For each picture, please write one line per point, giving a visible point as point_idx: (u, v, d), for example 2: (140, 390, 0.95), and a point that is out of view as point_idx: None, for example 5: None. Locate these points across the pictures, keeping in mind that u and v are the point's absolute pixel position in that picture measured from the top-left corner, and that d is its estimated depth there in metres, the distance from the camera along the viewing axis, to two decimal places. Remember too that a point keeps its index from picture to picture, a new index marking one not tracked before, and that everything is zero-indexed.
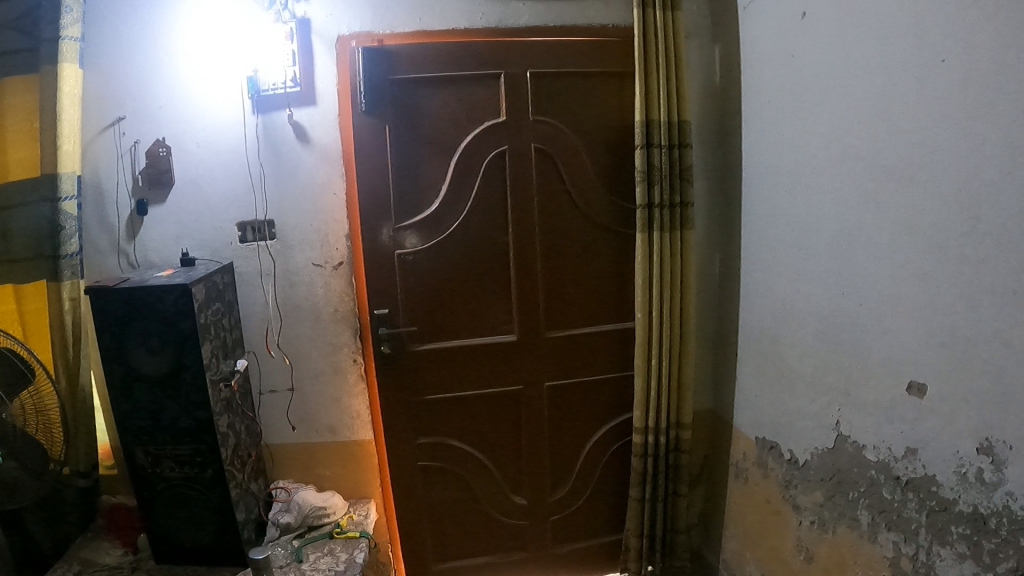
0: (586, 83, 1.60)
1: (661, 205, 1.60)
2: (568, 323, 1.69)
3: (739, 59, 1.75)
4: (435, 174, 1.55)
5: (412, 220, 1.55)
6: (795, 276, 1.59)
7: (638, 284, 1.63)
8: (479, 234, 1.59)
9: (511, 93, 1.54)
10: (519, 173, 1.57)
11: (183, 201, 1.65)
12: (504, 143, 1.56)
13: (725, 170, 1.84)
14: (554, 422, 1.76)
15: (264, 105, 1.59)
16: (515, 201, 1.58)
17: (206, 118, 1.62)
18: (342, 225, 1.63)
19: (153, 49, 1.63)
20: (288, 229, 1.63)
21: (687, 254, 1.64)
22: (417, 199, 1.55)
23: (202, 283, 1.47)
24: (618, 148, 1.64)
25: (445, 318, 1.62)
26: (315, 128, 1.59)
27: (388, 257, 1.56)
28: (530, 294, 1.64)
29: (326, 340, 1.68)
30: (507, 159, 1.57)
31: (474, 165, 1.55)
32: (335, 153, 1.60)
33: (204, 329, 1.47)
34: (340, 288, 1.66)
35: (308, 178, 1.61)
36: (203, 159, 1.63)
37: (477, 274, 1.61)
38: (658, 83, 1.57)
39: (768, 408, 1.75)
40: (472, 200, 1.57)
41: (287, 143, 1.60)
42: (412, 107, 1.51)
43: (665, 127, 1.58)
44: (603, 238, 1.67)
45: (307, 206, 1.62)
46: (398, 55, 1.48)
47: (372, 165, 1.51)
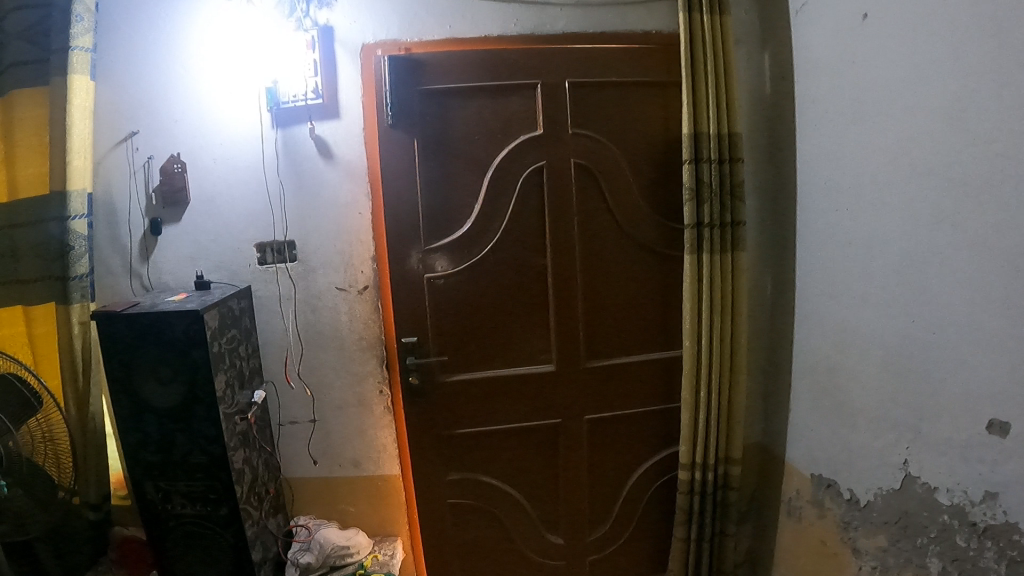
0: (628, 93, 1.48)
1: (711, 225, 1.49)
2: (610, 351, 1.58)
3: (792, 65, 1.62)
4: (467, 193, 1.44)
5: (442, 242, 1.44)
6: (857, 301, 1.47)
7: (687, 309, 1.53)
8: (514, 257, 1.48)
9: (548, 104, 1.43)
10: (558, 191, 1.46)
11: (199, 220, 1.55)
12: (541, 159, 1.44)
13: (778, 186, 1.71)
14: (595, 456, 1.65)
15: (285, 120, 1.48)
16: (553, 221, 1.47)
17: (224, 133, 1.52)
18: (368, 246, 1.50)
19: (169, 60, 1.54)
20: (310, 250, 1.51)
21: (739, 278, 1.54)
22: (447, 219, 1.44)
23: (215, 310, 1.36)
24: (663, 163, 1.53)
25: (479, 347, 1.51)
26: (338, 143, 1.47)
27: (417, 281, 1.45)
28: (569, 321, 1.52)
29: (350, 370, 1.56)
30: (543, 175, 1.45)
31: (509, 183, 1.44)
32: (360, 170, 1.47)
33: (217, 359, 1.36)
34: (364, 314, 1.53)
35: (331, 196, 1.48)
36: (219, 176, 1.53)
37: (513, 300, 1.50)
38: (706, 92, 1.45)
39: (826, 442, 1.63)
40: (507, 220, 1.46)
41: (308, 158, 1.48)
42: (442, 120, 1.40)
43: (715, 140, 1.47)
44: (647, 261, 1.56)
45: (330, 226, 1.49)
46: (426, 64, 1.37)
47: (399, 182, 1.40)
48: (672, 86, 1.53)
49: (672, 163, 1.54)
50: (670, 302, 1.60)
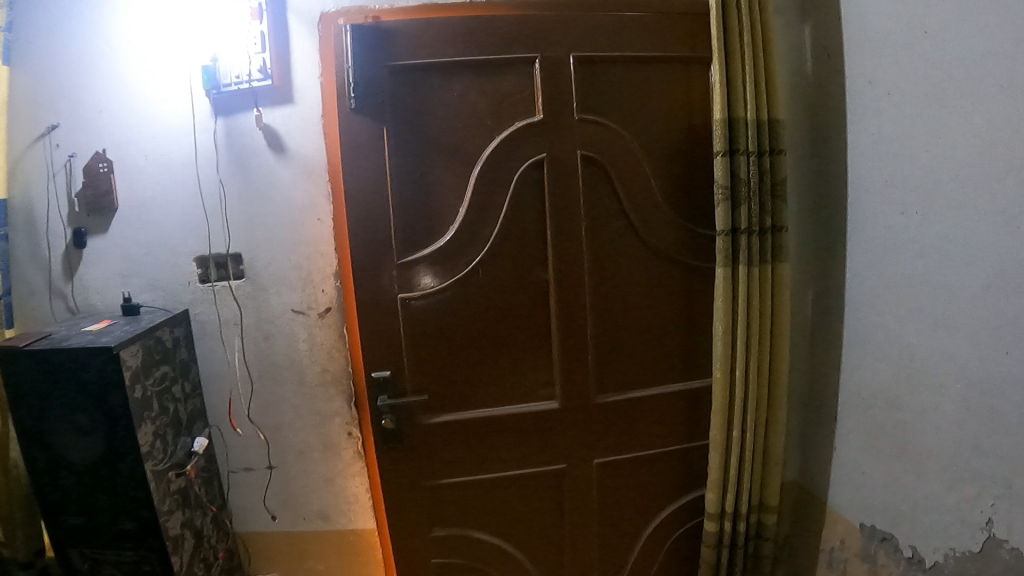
0: (642, 72, 1.24)
1: (749, 231, 1.25)
2: (626, 380, 1.32)
3: (839, 39, 1.36)
4: (449, 193, 1.15)
5: (419, 253, 1.15)
6: (929, 323, 1.20)
7: (719, 332, 1.29)
8: (507, 272, 1.19)
9: (549, 83, 1.15)
10: (562, 190, 1.18)
11: (130, 230, 1.26)
12: (542, 151, 1.16)
13: (822, 184, 1.46)
14: (605, 504, 1.39)
15: (225, 107, 1.19)
16: (557, 227, 1.19)
17: (156, 123, 1.22)
18: (329, 260, 1.21)
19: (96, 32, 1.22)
20: (259, 265, 1.21)
21: (782, 293, 1.31)
22: (425, 225, 1.15)
23: (136, 344, 1.09)
24: (683, 156, 1.28)
25: (468, 382, 1.22)
26: (291, 134, 1.17)
27: (388, 304, 1.15)
28: (575, 349, 1.25)
29: (312, 408, 1.27)
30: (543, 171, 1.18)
31: (503, 180, 1.16)
32: (321, 167, 1.18)
33: (141, 406, 1.09)
34: (325, 343, 1.24)
35: (284, 199, 1.19)
36: (153, 177, 1.24)
37: (507, 325, 1.21)
38: (741, 69, 1.21)
39: (881, 488, 1.38)
40: (500, 227, 1.17)
41: (256, 154, 1.19)
42: (418, 103, 1.12)
43: (753, 128, 1.22)
44: (669, 273, 1.31)
45: (283, 234, 1.20)
46: (399, 32, 1.09)
47: (366, 180, 1.11)
48: (695, 64, 1.28)
49: (697, 156, 1.29)
50: (694, 321, 1.35)
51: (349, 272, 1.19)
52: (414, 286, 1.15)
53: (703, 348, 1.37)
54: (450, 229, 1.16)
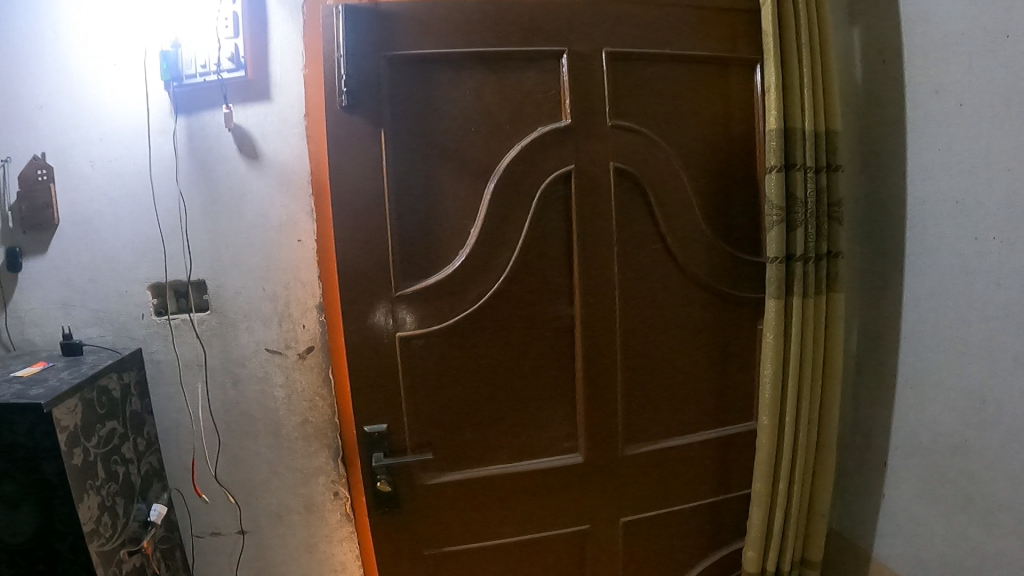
0: (679, 74, 1.08)
1: (804, 257, 1.10)
2: (656, 427, 1.14)
3: (897, 40, 1.20)
4: (458, 212, 0.96)
5: (423, 283, 0.95)
6: (1009, 361, 1.04)
7: (767, 372, 1.12)
8: (524, 306, 1.00)
9: (577, 81, 0.97)
10: (591, 209, 0.99)
11: (73, 251, 1.03)
12: (569, 162, 0.98)
13: (875, 204, 1.29)
14: (629, 570, 1.19)
15: (187, 103, 0.97)
16: (585, 252, 1.00)
17: (107, 123, 1.00)
18: (313, 290, 1.00)
19: (34, 10, 0.99)
20: (226, 296, 1.00)
21: (835, 327, 1.15)
22: (428, 250, 0.95)
23: (75, 398, 0.87)
24: (722, 171, 1.12)
25: (478, 436, 1.03)
26: (267, 137, 0.96)
27: (384, 345, 0.95)
28: (602, 396, 1.05)
29: (291, 465, 1.07)
30: (569, 186, 0.99)
31: (522, 196, 0.97)
32: (305, 180, 0.97)
33: (81, 474, 0.87)
34: (306, 389, 1.04)
35: (257, 217, 0.97)
36: (101, 188, 1.01)
37: (525, 369, 1.02)
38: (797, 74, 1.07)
39: (940, 546, 1.21)
40: (518, 252, 0.98)
41: (224, 160, 0.97)
42: (422, 104, 0.93)
43: (811, 140, 1.08)
44: (706, 305, 1.13)
45: (255, 257, 0.98)
46: (401, 17, 0.90)
47: (360, 194, 0.90)
48: (732, 65, 1.12)
49: (737, 171, 1.12)
50: (734, 358, 1.18)
51: (338, 308, 0.97)
52: (415, 323, 0.96)
53: (742, 389, 1.19)
54: (460, 255, 0.96)
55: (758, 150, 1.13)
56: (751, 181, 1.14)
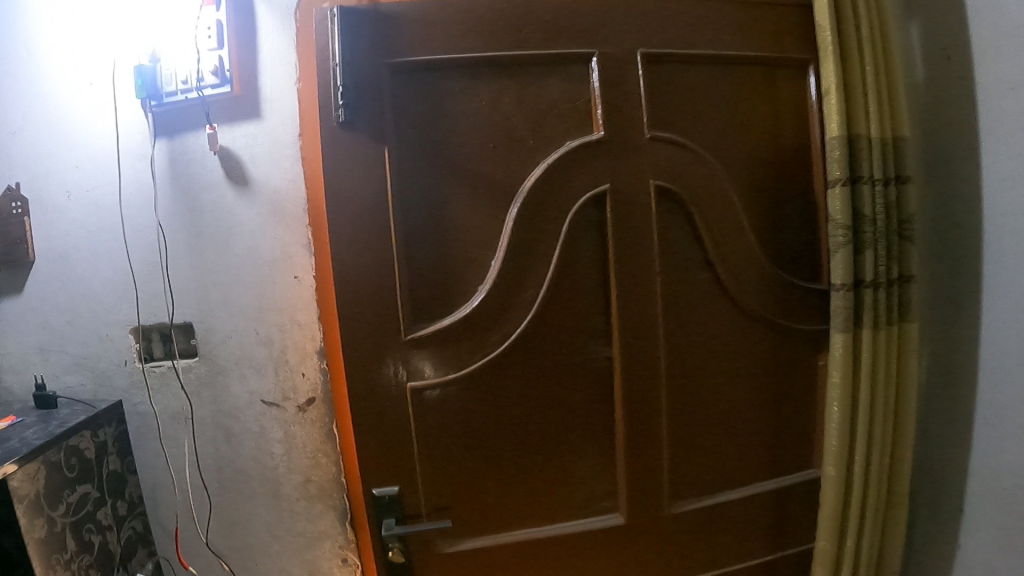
0: (723, 79, 0.95)
1: (874, 284, 0.96)
2: (704, 477, 1.01)
3: (967, 35, 1.04)
4: (476, 241, 0.83)
5: (438, 325, 0.83)
6: None
7: (834, 416, 0.99)
8: (554, 348, 0.87)
9: (609, 88, 0.84)
10: (630, 234, 0.86)
11: (49, 290, 0.93)
12: (603, 180, 0.85)
13: (946, 223, 1.12)
14: None
15: (169, 125, 0.86)
16: (623, 284, 0.87)
17: (82, 148, 0.89)
18: (312, 333, 0.86)
19: (7, 26, 0.90)
20: (215, 341, 0.88)
21: (908, 362, 1.01)
22: (442, 286, 0.83)
23: (38, 461, 0.75)
24: (775, 186, 0.98)
25: (504, 496, 0.90)
26: (257, 161, 0.83)
27: (393, 396, 0.83)
28: (644, 448, 0.92)
29: (293, 530, 0.94)
30: (603, 208, 0.86)
31: (549, 222, 0.84)
32: (300, 208, 0.83)
33: (46, 549, 0.75)
34: (306, 445, 0.90)
35: (247, 251, 0.85)
36: (78, 221, 0.90)
37: (556, 419, 0.89)
38: (858, 73, 0.95)
39: None
40: (546, 285, 0.85)
41: (210, 187, 0.85)
42: (432, 118, 0.81)
43: (878, 148, 0.95)
44: (759, 338, 1.00)
45: (247, 297, 0.86)
46: (404, 20, 0.78)
47: (362, 224, 0.78)
48: (781, 66, 0.99)
49: (791, 186, 0.99)
50: (791, 398, 1.04)
51: (339, 356, 0.83)
52: (428, 370, 0.83)
53: (799, 433, 1.05)
54: (479, 291, 0.84)
55: (814, 161, 0.99)
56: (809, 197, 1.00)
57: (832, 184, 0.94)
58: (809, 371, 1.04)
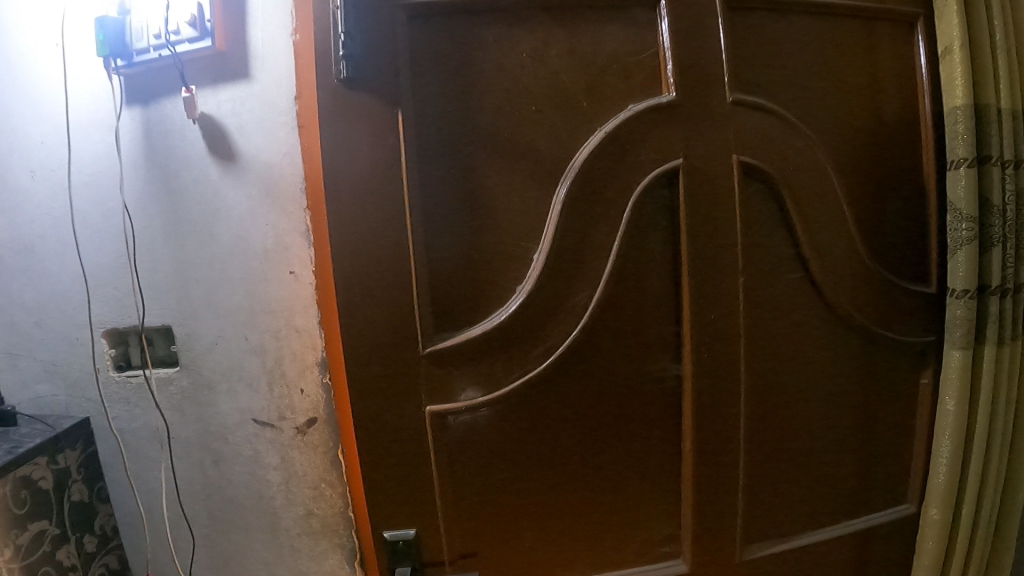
0: (814, 33, 0.79)
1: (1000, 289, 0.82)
2: (778, 508, 0.87)
3: None
4: (515, 229, 0.68)
5: (468, 335, 0.67)
6: None
7: (944, 450, 0.84)
8: (610, 360, 0.73)
9: (683, 39, 0.68)
10: (706, 221, 0.72)
11: (12, 287, 0.78)
12: (676, 154, 0.70)
13: None
14: None
15: (143, 89, 0.70)
16: (699, 284, 0.72)
17: (46, 121, 0.74)
18: (313, 341, 0.70)
19: None
20: (198, 351, 0.72)
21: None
22: (473, 286, 0.68)
23: None
24: (873, 169, 0.84)
25: (541, 541, 0.76)
26: (245, 131, 0.66)
27: (409, 419, 0.68)
28: (716, 481, 0.77)
29: (293, 569, 0.79)
30: (673, 186, 0.72)
31: (603, 207, 0.69)
32: (298, 186, 0.67)
33: None
34: (308, 474, 0.75)
35: (234, 242, 0.68)
36: (42, 207, 0.75)
37: (610, 444, 0.75)
38: (987, 33, 0.81)
39: None
40: (602, 285, 0.70)
41: (191, 165, 0.69)
42: (461, 75, 0.65)
43: (1009, 123, 0.81)
44: (850, 345, 0.86)
45: (237, 298, 0.70)
46: None
47: (371, 207, 0.63)
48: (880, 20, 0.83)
49: (891, 166, 0.84)
50: (885, 418, 0.89)
51: (343, 374, 0.68)
52: (453, 390, 0.68)
53: (891, 459, 0.90)
54: (518, 295, 0.68)
55: (922, 135, 0.85)
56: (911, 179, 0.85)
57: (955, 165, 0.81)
58: (906, 386, 0.88)
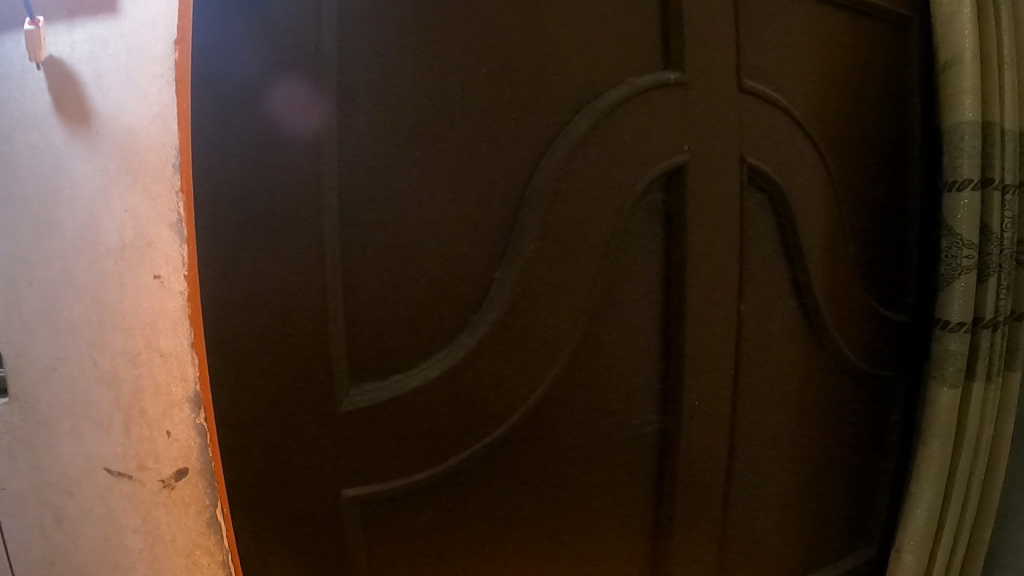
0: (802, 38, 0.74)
1: (991, 323, 0.83)
2: (738, 547, 0.81)
3: None
4: (463, 235, 0.60)
5: (402, 379, 0.60)
6: None
7: (924, 493, 0.83)
8: (567, 386, 0.66)
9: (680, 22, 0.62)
10: (706, 228, 0.66)
11: None
12: (680, 148, 0.64)
13: None
14: None
15: None
16: (687, 297, 0.66)
17: None
18: (182, 369, 0.54)
19: None
20: (29, 379, 0.53)
21: (1004, 420, 0.88)
22: (411, 313, 0.59)
23: None
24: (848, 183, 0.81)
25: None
26: (103, 86, 0.50)
27: (336, 473, 0.60)
28: (686, 519, 0.73)
29: None
30: (669, 185, 0.66)
31: (564, 223, 0.62)
32: (169, 166, 0.51)
33: None
34: (175, 538, 0.56)
35: (81, 234, 0.51)
36: None
37: (560, 487, 0.68)
38: (989, 50, 0.81)
39: None
40: (575, 301, 0.63)
41: (26, 124, 0.50)
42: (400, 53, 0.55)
43: (1005, 143, 0.82)
44: (819, 376, 0.82)
45: (81, 310, 0.52)
46: None
47: (288, 215, 0.54)
48: (859, 19, 0.79)
49: (863, 190, 0.82)
50: (853, 452, 0.87)
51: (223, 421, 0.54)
52: (381, 446, 0.60)
53: (852, 490, 0.88)
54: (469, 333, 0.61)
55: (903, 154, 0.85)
56: (880, 199, 0.84)
57: (958, 186, 0.80)
58: (869, 408, 0.87)
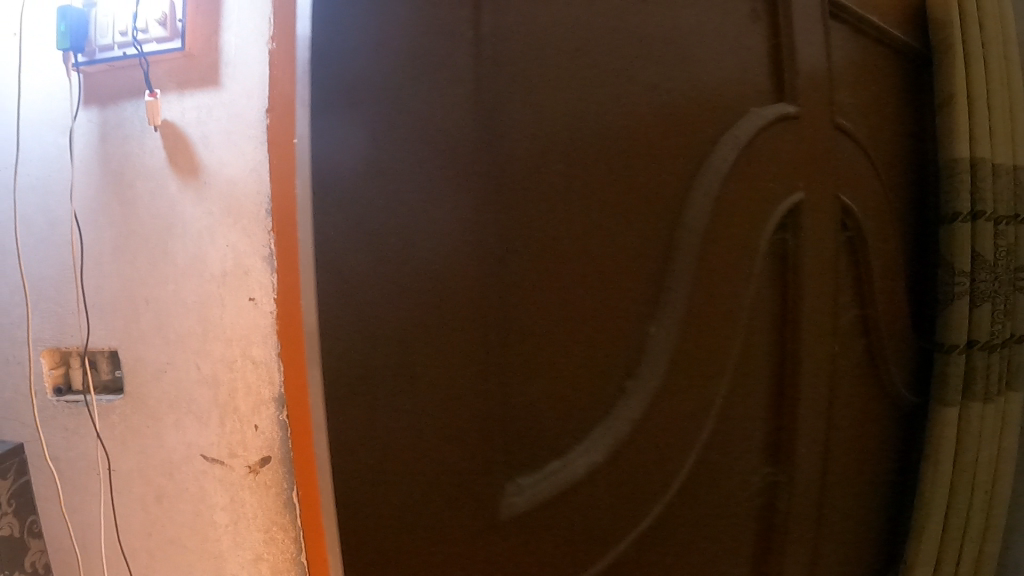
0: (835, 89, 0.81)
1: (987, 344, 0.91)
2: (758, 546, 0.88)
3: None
4: (617, 272, 0.68)
5: (565, 468, 0.66)
6: None
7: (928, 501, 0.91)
8: (715, 415, 0.78)
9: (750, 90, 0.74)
10: (819, 259, 0.82)
11: None
12: (798, 188, 0.80)
13: None
14: None
15: (103, 89, 0.65)
16: (804, 317, 0.81)
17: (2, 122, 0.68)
18: (269, 374, 0.63)
19: None
20: (148, 378, 0.66)
21: (1008, 436, 0.95)
22: (550, 388, 0.65)
23: None
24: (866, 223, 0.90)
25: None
26: (210, 144, 0.62)
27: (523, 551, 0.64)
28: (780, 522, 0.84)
29: None
30: (785, 224, 0.81)
31: (705, 263, 0.74)
32: (260, 205, 0.61)
33: None
34: (257, 516, 0.67)
35: (191, 262, 0.63)
36: None
37: (697, 515, 0.78)
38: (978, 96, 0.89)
39: None
40: (696, 331, 0.74)
41: (151, 174, 0.63)
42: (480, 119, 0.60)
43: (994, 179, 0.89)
44: (839, 390, 0.90)
45: (190, 323, 0.64)
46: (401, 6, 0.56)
47: (450, 294, 0.58)
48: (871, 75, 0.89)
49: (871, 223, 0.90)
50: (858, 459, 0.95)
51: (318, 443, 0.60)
52: (566, 518, 0.67)
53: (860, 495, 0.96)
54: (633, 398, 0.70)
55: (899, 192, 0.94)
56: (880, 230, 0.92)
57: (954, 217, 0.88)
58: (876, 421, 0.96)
